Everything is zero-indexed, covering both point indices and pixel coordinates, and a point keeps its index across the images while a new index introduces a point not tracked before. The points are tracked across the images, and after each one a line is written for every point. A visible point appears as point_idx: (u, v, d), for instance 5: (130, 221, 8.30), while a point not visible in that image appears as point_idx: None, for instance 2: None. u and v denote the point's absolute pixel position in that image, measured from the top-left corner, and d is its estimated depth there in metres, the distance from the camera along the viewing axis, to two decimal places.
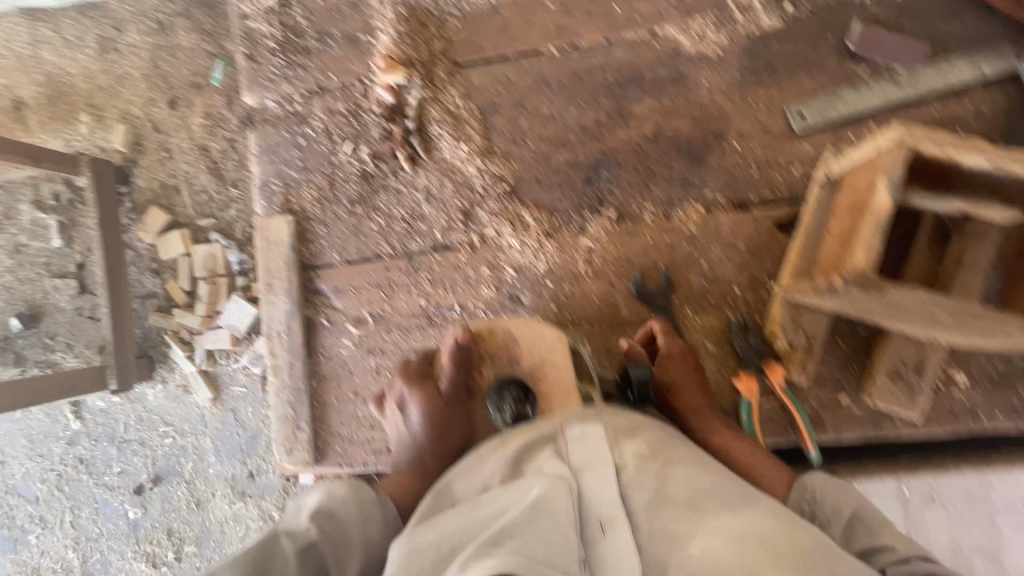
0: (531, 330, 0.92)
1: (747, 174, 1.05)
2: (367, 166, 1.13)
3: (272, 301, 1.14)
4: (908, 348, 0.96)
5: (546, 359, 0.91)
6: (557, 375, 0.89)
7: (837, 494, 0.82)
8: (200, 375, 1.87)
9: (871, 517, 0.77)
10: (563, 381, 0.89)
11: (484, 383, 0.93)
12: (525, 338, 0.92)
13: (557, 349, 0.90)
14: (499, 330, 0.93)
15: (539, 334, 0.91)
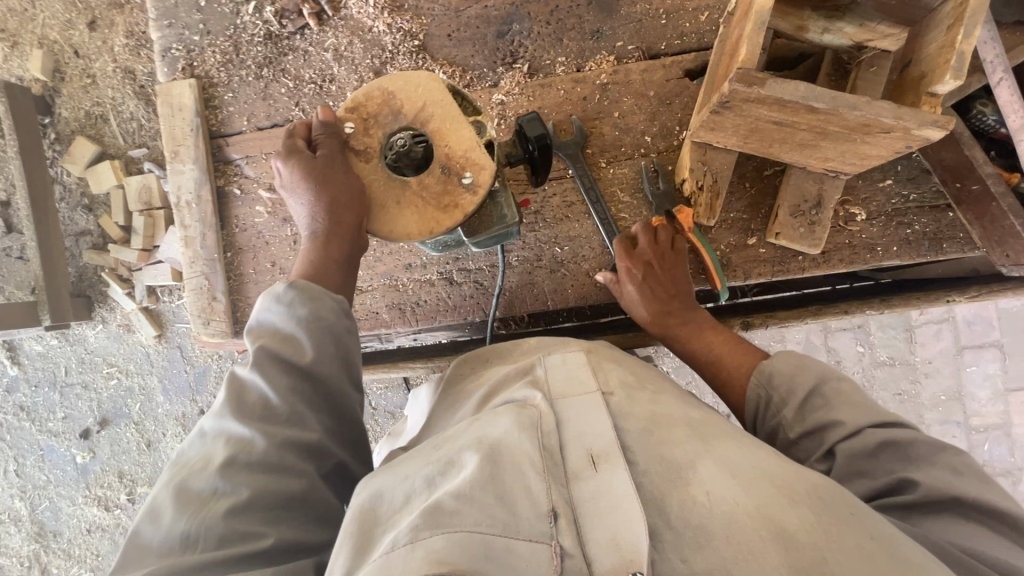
0: (401, 79, 0.76)
1: (656, 23, 1.05)
2: (272, 26, 1.09)
3: (180, 170, 1.10)
4: (809, 184, 0.99)
5: (431, 101, 0.75)
6: (446, 113, 0.74)
7: (793, 373, 0.83)
8: (143, 310, 2.39)
9: (828, 392, 0.80)
10: (456, 119, 0.74)
11: (373, 146, 0.76)
12: (401, 85, 0.76)
13: (436, 89, 0.75)
14: (368, 88, 0.76)
15: (411, 81, 0.76)
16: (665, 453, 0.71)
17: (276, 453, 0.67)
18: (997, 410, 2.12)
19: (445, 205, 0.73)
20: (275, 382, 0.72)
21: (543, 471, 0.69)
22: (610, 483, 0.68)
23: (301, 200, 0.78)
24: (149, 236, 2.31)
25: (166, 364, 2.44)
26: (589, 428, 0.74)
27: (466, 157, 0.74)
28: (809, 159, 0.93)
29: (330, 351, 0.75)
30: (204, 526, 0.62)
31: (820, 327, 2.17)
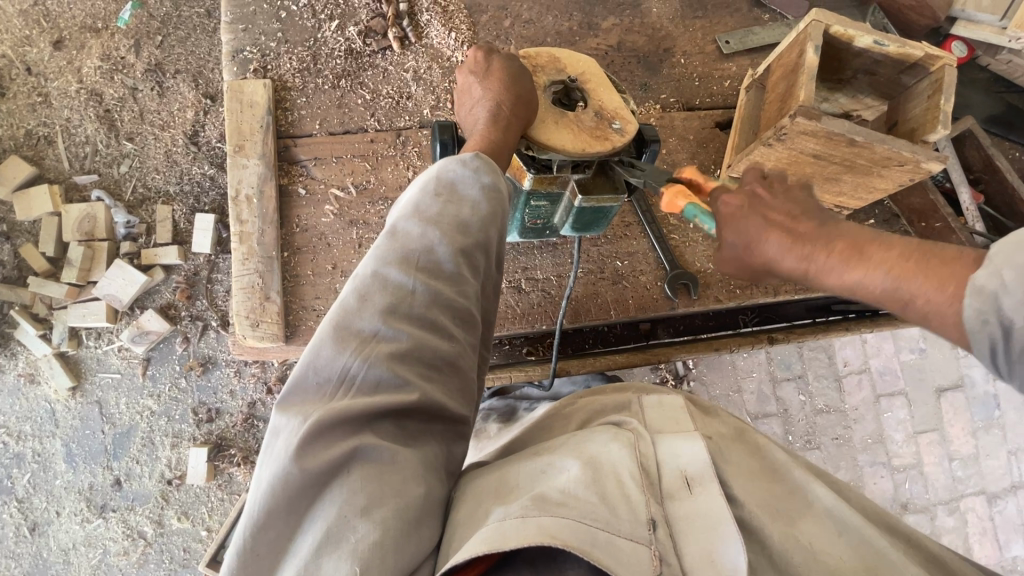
0: (568, 51, 0.87)
1: (691, 83, 1.27)
2: (354, 43, 1.15)
3: (242, 164, 1.06)
4: None
5: (592, 69, 0.85)
6: (604, 80, 0.84)
7: None
8: (58, 356, 2.02)
9: None
10: (609, 83, 0.84)
11: (540, 83, 0.83)
12: (568, 54, 0.87)
13: (598, 64, 0.86)
14: (542, 50, 0.87)
15: (577, 54, 0.86)
16: (770, 504, 0.66)
17: (433, 311, 0.64)
18: (911, 451, 2.25)
19: (597, 136, 0.79)
20: (444, 236, 0.67)
21: (642, 484, 0.61)
22: (707, 506, 0.61)
23: (485, 90, 0.80)
24: (85, 269, 2.03)
25: (77, 424, 2.03)
26: (682, 445, 0.66)
27: (617, 110, 0.82)
28: (824, 193, 1.15)
29: (494, 223, 0.72)
30: (367, 366, 0.59)
31: (769, 376, 2.25)
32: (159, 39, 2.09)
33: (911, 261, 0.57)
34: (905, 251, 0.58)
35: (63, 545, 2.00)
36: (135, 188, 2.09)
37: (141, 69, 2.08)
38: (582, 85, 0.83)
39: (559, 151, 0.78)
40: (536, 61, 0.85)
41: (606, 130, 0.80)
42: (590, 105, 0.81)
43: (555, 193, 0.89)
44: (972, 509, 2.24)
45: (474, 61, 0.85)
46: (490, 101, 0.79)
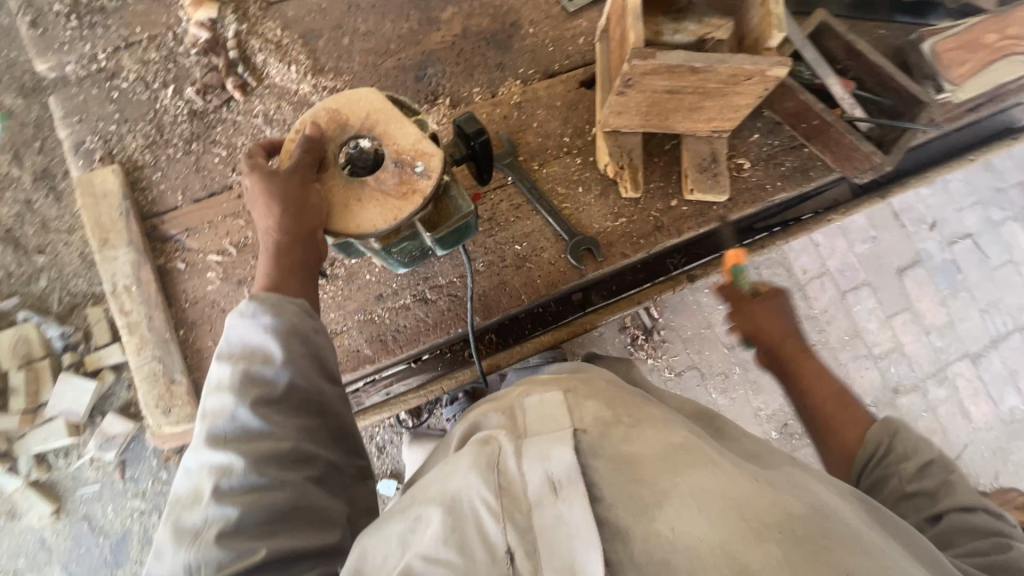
0: (347, 96, 0.82)
1: (546, 50, 1.25)
2: (195, 104, 1.12)
3: (112, 255, 1.03)
4: (702, 146, 1.19)
5: (374, 110, 0.80)
6: (394, 122, 0.79)
7: (887, 428, 0.92)
8: (31, 484, 1.98)
9: (942, 463, 0.87)
10: (399, 119, 0.80)
11: (330, 156, 0.80)
12: (344, 99, 0.81)
13: (381, 102, 0.80)
14: (319, 109, 0.81)
15: (355, 97, 0.81)
16: (634, 493, 0.63)
17: (258, 472, 0.68)
18: (886, 335, 2.27)
19: (403, 193, 0.77)
20: (248, 398, 0.71)
21: (500, 513, 0.62)
22: (569, 516, 0.60)
23: (259, 215, 0.80)
24: (32, 393, 1.99)
25: (71, 544, 2.01)
26: (549, 454, 0.66)
27: (417, 148, 0.79)
28: (697, 123, 1.14)
29: (309, 365, 0.78)
30: (202, 556, 0.62)
31: None
32: (38, 144, 2.04)
33: (842, 403, 0.99)
34: (844, 400, 1.00)
35: None
36: (60, 297, 2.04)
37: (29, 180, 2.03)
38: (376, 139, 0.80)
39: (372, 228, 0.77)
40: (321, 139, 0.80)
41: (411, 178, 0.78)
42: (390, 154, 0.78)
43: (407, 237, 0.87)
44: (960, 373, 2.28)
45: (246, 182, 0.82)
46: (267, 229, 0.79)
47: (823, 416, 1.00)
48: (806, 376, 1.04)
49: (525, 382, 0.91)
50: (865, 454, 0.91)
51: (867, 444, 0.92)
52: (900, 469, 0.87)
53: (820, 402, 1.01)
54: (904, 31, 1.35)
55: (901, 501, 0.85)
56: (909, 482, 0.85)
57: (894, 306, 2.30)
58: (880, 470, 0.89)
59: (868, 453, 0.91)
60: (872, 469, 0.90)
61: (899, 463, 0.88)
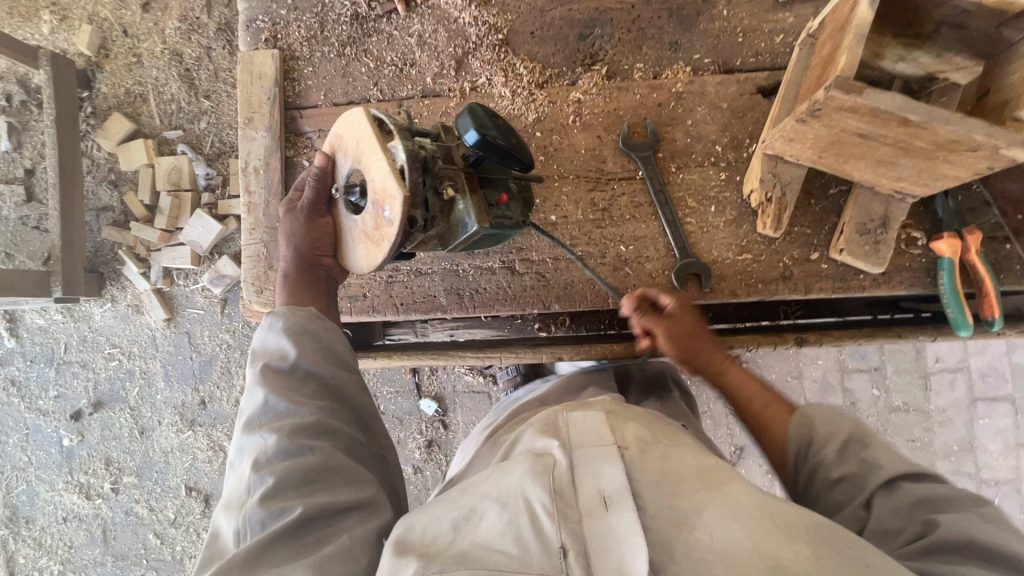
0: (349, 124, 0.87)
1: (733, 40, 1.09)
2: (359, 8, 1.12)
3: (252, 136, 1.10)
4: (876, 204, 1.00)
5: (360, 139, 0.84)
6: (369, 155, 0.82)
7: (828, 422, 0.81)
8: (155, 291, 2.33)
9: (864, 440, 0.77)
10: (374, 152, 0.80)
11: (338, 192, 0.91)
12: (346, 130, 0.87)
13: (365, 130, 0.82)
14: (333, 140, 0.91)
15: (351, 126, 0.85)
16: (675, 504, 0.65)
17: (288, 439, 0.78)
18: (1009, 466, 1.92)
19: (378, 237, 0.83)
20: (274, 388, 0.83)
21: (555, 516, 0.63)
22: (620, 527, 0.62)
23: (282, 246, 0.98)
24: (173, 217, 2.28)
25: (172, 349, 2.37)
26: (599, 471, 0.68)
27: (382, 187, 0.80)
28: (880, 177, 0.96)
29: (320, 354, 0.88)
30: (249, 519, 0.72)
31: (837, 365, 1.96)
32: None
33: (766, 417, 0.90)
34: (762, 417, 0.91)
35: (164, 448, 2.37)
36: (213, 142, 2.28)
37: (214, 29, 2.22)
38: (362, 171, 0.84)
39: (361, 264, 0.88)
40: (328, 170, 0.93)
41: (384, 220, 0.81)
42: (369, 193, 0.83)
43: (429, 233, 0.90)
44: None
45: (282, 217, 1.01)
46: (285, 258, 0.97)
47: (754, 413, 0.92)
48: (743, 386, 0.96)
49: (564, 400, 0.92)
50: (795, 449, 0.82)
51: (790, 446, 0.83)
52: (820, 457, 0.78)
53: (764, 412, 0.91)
54: None
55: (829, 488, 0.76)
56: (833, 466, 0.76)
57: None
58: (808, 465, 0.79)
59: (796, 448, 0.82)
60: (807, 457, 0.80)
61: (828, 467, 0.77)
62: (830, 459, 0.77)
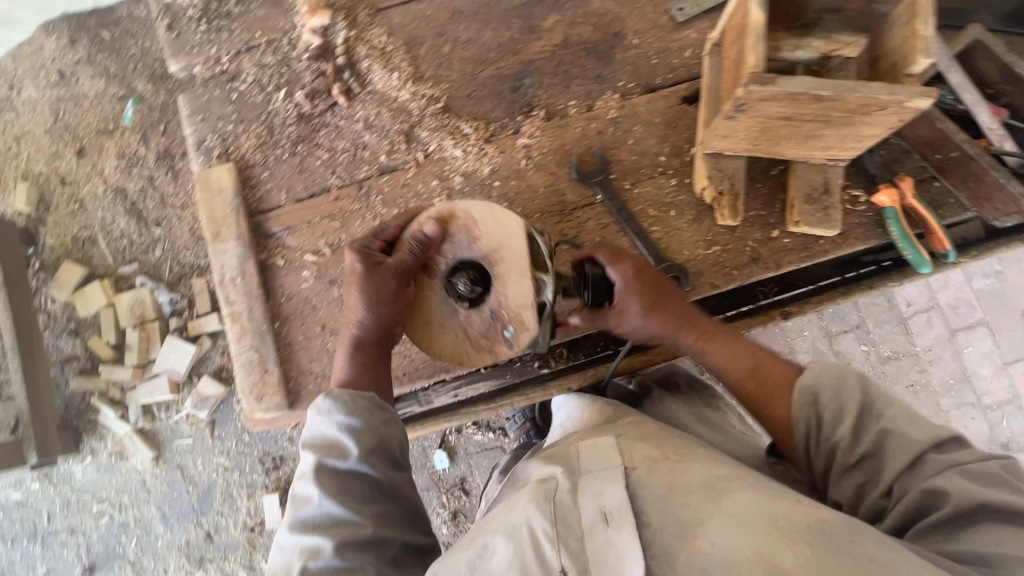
0: (489, 214, 0.90)
1: (649, 62, 1.20)
2: (303, 107, 1.17)
3: (222, 248, 1.11)
4: (815, 175, 1.09)
5: (506, 241, 0.89)
6: (512, 262, 0.88)
7: (835, 387, 0.89)
8: (137, 430, 2.22)
9: (875, 409, 0.85)
10: (522, 269, 0.88)
11: (441, 264, 0.94)
12: (489, 215, 0.90)
13: (516, 238, 0.89)
14: (456, 214, 0.92)
15: (496, 219, 0.90)
16: (678, 516, 0.73)
17: (341, 555, 0.80)
18: (1002, 385, 2.02)
19: (482, 344, 0.91)
20: (327, 492, 0.85)
21: (556, 539, 0.74)
22: (617, 545, 0.72)
23: (353, 303, 0.95)
24: (143, 350, 2.22)
25: (166, 488, 2.24)
26: (602, 491, 0.79)
27: (517, 313, 0.88)
28: (812, 150, 1.05)
29: (376, 455, 0.90)
30: None
31: (823, 333, 2.05)
32: (163, 126, 2.25)
33: (758, 380, 0.98)
34: (758, 385, 0.98)
35: None
36: (172, 266, 2.26)
37: (153, 159, 2.24)
38: (490, 274, 0.90)
39: (440, 357, 0.94)
40: (433, 240, 0.92)
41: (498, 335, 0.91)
42: (493, 303, 0.90)
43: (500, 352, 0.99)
44: None
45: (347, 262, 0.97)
46: (356, 321, 0.96)
47: (739, 387, 1.01)
48: (715, 357, 1.03)
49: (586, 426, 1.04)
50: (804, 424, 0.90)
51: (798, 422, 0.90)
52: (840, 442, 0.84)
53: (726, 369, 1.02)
54: None
55: (845, 471, 0.83)
56: (852, 439, 0.83)
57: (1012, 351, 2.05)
58: (824, 436, 0.87)
59: (802, 419, 0.90)
60: (817, 444, 0.88)
61: (834, 427, 0.86)
62: (843, 434, 0.84)
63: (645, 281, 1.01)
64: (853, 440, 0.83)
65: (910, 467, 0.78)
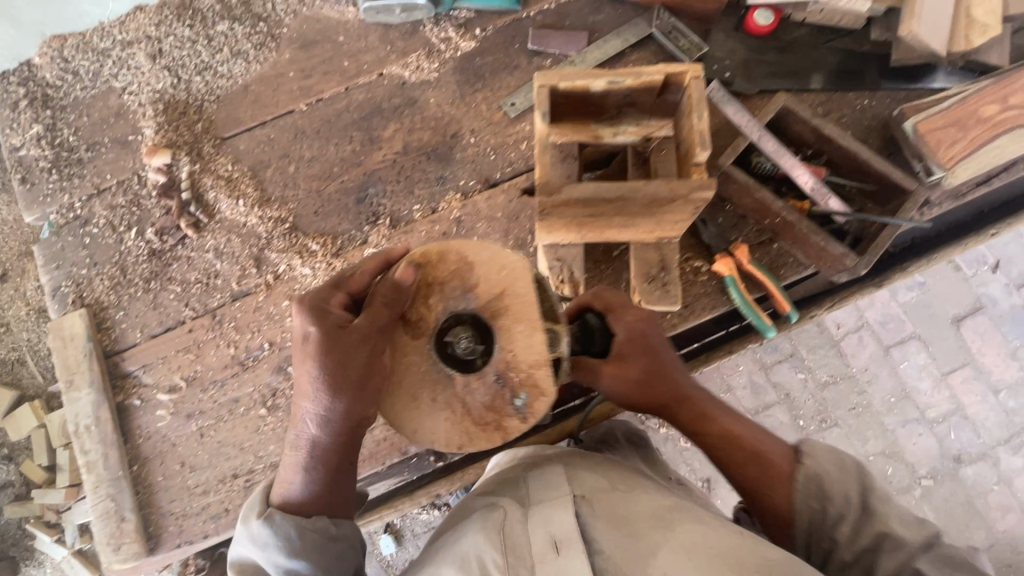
0: (487, 254, 0.80)
1: (487, 159, 1.23)
2: (154, 243, 1.20)
3: (76, 397, 1.12)
4: (649, 253, 1.10)
5: (511, 284, 0.78)
6: (524, 308, 0.77)
7: (840, 467, 0.84)
8: (73, 555, 2.16)
9: (875, 493, 0.81)
10: (534, 325, 0.77)
11: (429, 315, 0.79)
12: (483, 259, 0.79)
13: (522, 279, 0.78)
14: (448, 254, 0.80)
15: (496, 260, 0.79)
16: (631, 540, 0.74)
17: None
18: (944, 397, 1.95)
19: (487, 419, 0.77)
20: (274, 561, 0.80)
21: (507, 569, 0.72)
22: (572, 569, 0.70)
23: (306, 371, 0.80)
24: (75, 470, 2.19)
25: None
26: (552, 518, 0.77)
27: (529, 373, 0.77)
28: (638, 233, 1.06)
29: (322, 557, 0.79)
30: None
31: (758, 364, 1.97)
32: None
33: (744, 464, 0.89)
34: (757, 459, 0.89)
35: None
36: None
37: None
38: (492, 327, 0.78)
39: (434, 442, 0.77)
40: (410, 290, 0.78)
41: (507, 406, 0.77)
42: (498, 364, 0.77)
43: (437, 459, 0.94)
44: None
45: (297, 316, 0.81)
46: (315, 394, 0.79)
47: (727, 467, 0.91)
48: (707, 436, 0.92)
49: (531, 450, 1.01)
50: (807, 509, 0.84)
51: (801, 505, 0.84)
52: (839, 530, 0.80)
53: (714, 442, 0.92)
54: (892, 100, 1.20)
55: (841, 568, 0.79)
56: (829, 514, 0.82)
57: (949, 361, 1.97)
58: (824, 532, 0.82)
59: (807, 514, 0.84)
60: (819, 533, 0.83)
61: (837, 523, 0.80)
62: (838, 513, 0.81)
63: (642, 351, 0.91)
64: (855, 531, 0.79)
65: (856, 534, 0.79)
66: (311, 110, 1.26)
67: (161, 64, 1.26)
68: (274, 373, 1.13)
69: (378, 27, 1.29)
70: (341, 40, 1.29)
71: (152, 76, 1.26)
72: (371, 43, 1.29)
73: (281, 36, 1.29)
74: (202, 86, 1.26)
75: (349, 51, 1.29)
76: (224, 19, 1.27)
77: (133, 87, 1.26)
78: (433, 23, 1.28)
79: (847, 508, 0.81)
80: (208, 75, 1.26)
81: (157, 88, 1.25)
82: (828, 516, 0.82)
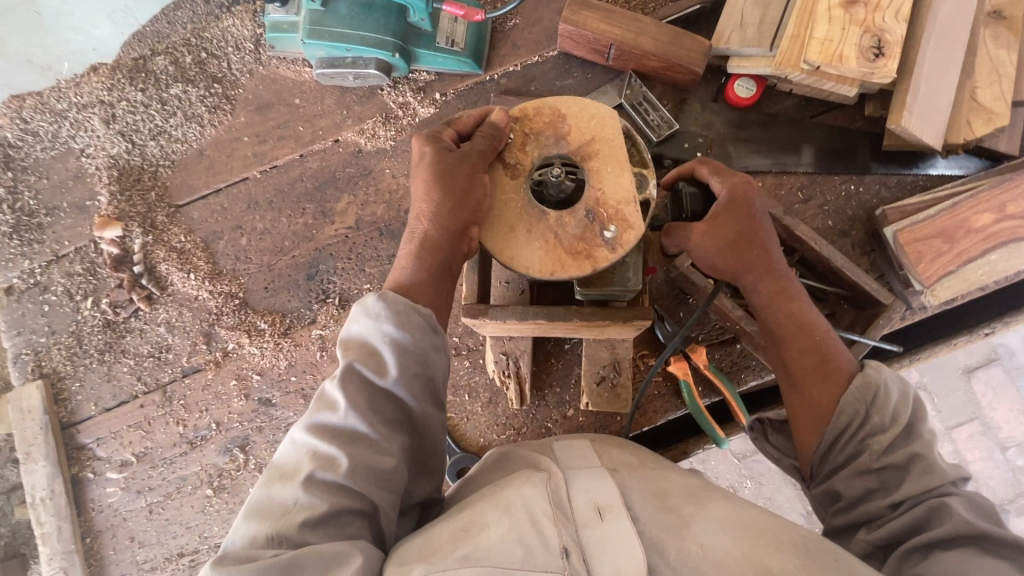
0: (578, 106, 0.76)
1: None
2: (108, 315, 1.20)
3: (32, 469, 1.15)
4: (600, 352, 1.03)
5: (601, 138, 0.74)
6: (611, 155, 0.73)
7: (900, 387, 0.72)
8: None
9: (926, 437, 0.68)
10: (621, 163, 0.73)
11: (525, 159, 0.75)
12: (576, 109, 0.75)
13: (612, 129, 0.74)
14: (546, 105, 0.76)
15: (587, 111, 0.75)
16: (666, 510, 0.66)
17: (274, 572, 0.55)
18: None
19: (577, 250, 0.72)
20: (356, 402, 0.66)
21: (554, 518, 0.62)
22: (618, 534, 0.62)
23: (421, 195, 0.75)
24: None
25: None
26: (595, 485, 0.68)
27: (617, 210, 0.72)
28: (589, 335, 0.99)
29: (416, 384, 0.69)
30: None
31: None
32: None
33: (804, 369, 0.76)
34: (810, 357, 0.76)
35: None
36: None
37: None
38: (581, 167, 0.74)
39: (525, 270, 0.72)
40: (507, 132, 0.75)
41: (596, 240, 0.72)
42: (588, 201, 0.72)
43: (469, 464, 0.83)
44: None
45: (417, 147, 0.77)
46: (424, 217, 0.74)
47: (790, 361, 0.77)
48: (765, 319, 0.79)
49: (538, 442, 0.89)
50: (846, 417, 0.71)
51: (841, 415, 0.71)
52: (873, 440, 0.69)
53: (778, 328, 0.79)
54: (882, 186, 1.09)
55: (855, 477, 0.69)
56: (879, 456, 0.68)
57: (958, 414, 1.45)
58: (856, 442, 0.70)
59: (845, 421, 0.71)
60: (844, 443, 0.71)
61: (873, 433, 0.69)
62: (879, 423, 0.69)
63: (742, 216, 0.77)
64: (886, 447, 0.68)
65: (889, 448, 0.68)
66: (264, 178, 1.23)
67: (116, 129, 1.23)
68: (220, 453, 1.14)
69: (335, 90, 1.23)
70: (297, 102, 1.24)
71: (108, 140, 1.24)
72: (328, 107, 1.23)
73: (236, 97, 1.24)
74: (157, 150, 1.23)
75: (305, 115, 1.23)
76: (178, 82, 1.23)
77: (90, 150, 1.24)
78: (391, 86, 1.21)
79: (893, 423, 0.69)
80: (163, 139, 1.23)
81: (112, 153, 1.23)
82: (864, 429, 0.70)
